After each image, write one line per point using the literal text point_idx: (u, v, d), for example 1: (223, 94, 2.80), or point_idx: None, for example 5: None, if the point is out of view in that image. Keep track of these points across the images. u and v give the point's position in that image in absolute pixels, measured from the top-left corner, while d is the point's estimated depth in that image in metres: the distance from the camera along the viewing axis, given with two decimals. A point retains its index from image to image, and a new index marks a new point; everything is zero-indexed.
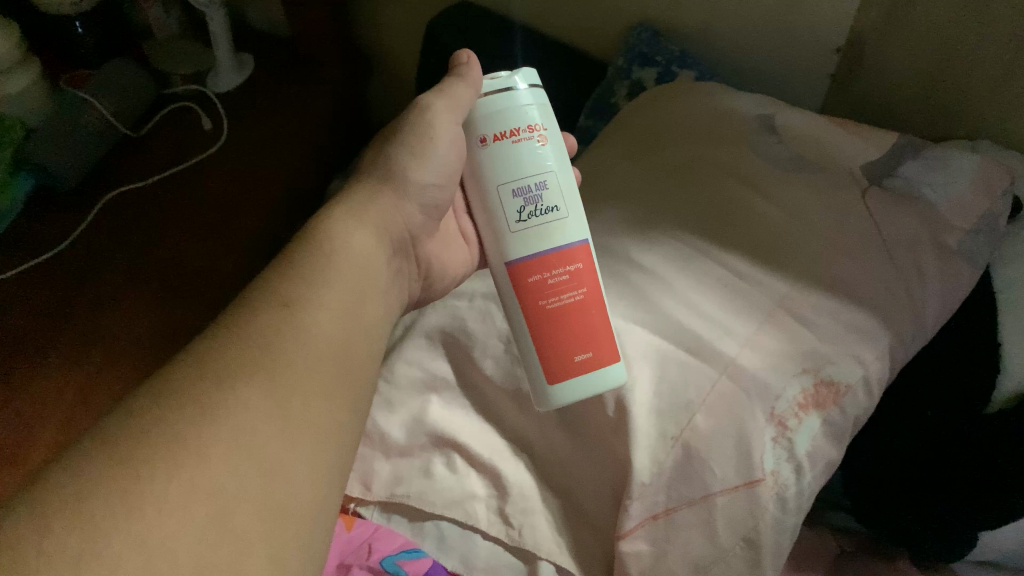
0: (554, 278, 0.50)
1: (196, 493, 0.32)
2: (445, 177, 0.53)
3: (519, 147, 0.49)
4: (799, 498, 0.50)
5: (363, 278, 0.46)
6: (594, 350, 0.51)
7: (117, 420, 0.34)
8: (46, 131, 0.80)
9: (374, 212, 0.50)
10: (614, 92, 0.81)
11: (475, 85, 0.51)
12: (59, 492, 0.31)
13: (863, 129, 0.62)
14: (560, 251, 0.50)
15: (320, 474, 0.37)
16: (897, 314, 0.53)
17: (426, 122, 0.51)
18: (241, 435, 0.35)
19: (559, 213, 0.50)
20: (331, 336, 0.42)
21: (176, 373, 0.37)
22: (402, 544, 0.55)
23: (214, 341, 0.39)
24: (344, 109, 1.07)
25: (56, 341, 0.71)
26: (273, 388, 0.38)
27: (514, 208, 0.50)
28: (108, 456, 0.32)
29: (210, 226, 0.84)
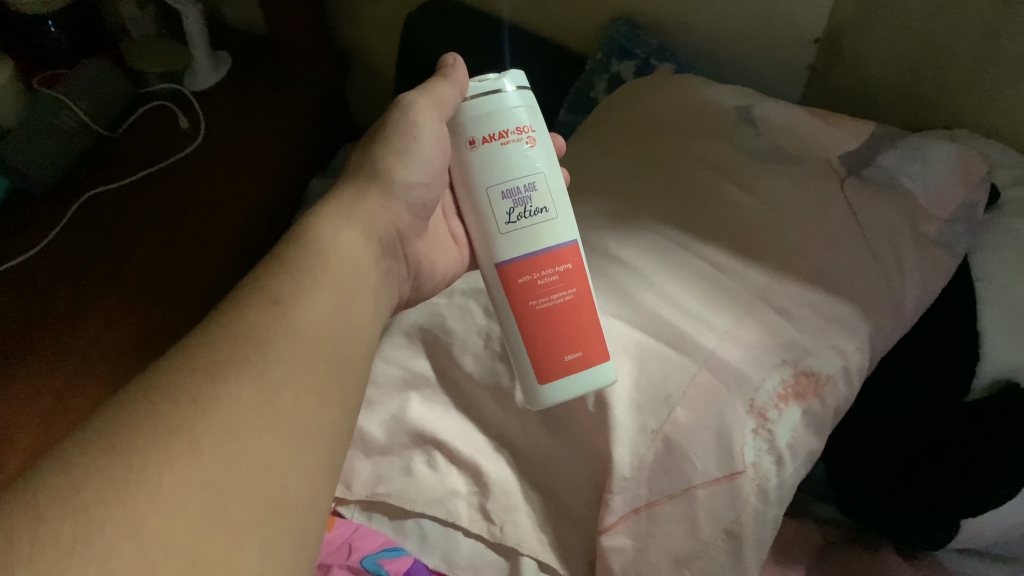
0: (544, 279, 0.50)
1: (188, 483, 0.32)
2: (431, 175, 0.51)
3: (508, 149, 0.49)
4: (780, 490, 0.50)
5: (355, 274, 0.46)
6: (584, 349, 0.51)
7: (108, 414, 0.34)
8: (21, 132, 0.79)
9: (362, 213, 0.49)
10: (593, 86, 0.80)
11: (459, 86, 0.50)
12: (48, 484, 0.30)
13: (841, 120, 0.62)
14: (547, 252, 0.50)
15: (313, 468, 0.36)
16: (878, 302, 0.54)
17: (409, 122, 0.49)
18: (233, 428, 0.34)
19: (548, 214, 0.50)
20: (322, 333, 0.41)
21: (168, 368, 0.36)
22: (383, 544, 0.55)
23: (206, 337, 0.39)
24: (324, 107, 1.06)
25: (33, 343, 0.70)
26: (264, 383, 0.37)
27: (503, 210, 0.49)
28: (99, 448, 0.32)
29: (190, 224, 0.83)
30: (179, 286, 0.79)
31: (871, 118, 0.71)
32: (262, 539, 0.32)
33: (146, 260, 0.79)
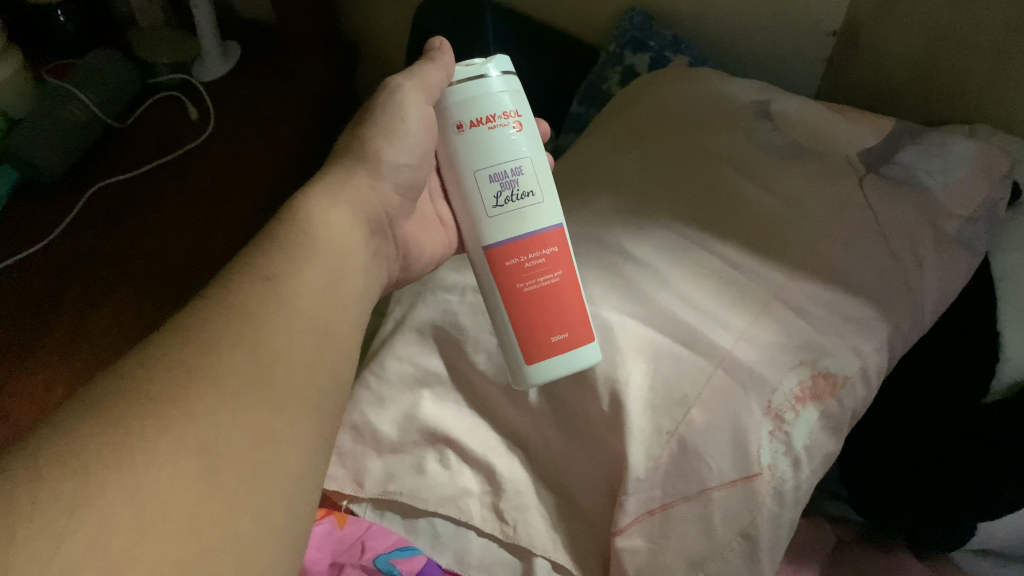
0: (531, 262, 0.50)
1: (186, 447, 0.32)
2: (419, 156, 0.51)
3: (494, 134, 0.48)
4: (797, 492, 0.49)
5: (347, 250, 0.45)
6: (571, 331, 0.50)
7: (104, 382, 0.33)
8: (28, 125, 0.78)
9: (351, 191, 0.48)
10: (606, 79, 0.79)
11: (446, 69, 0.50)
12: (50, 444, 0.30)
13: (859, 115, 0.61)
14: (534, 235, 0.50)
15: (306, 441, 0.36)
16: (896, 302, 0.53)
17: (396, 103, 0.49)
18: (227, 398, 0.34)
19: (535, 197, 0.50)
20: (315, 309, 0.41)
21: (163, 339, 0.36)
22: (396, 542, 0.55)
23: (198, 308, 0.38)
24: (333, 98, 1.06)
25: (41, 337, 0.70)
26: (258, 356, 0.37)
27: (491, 193, 0.49)
28: (97, 412, 0.32)
29: (199, 215, 0.83)
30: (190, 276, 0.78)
31: (888, 113, 0.69)
32: (257, 507, 0.32)
33: (155, 251, 0.78)
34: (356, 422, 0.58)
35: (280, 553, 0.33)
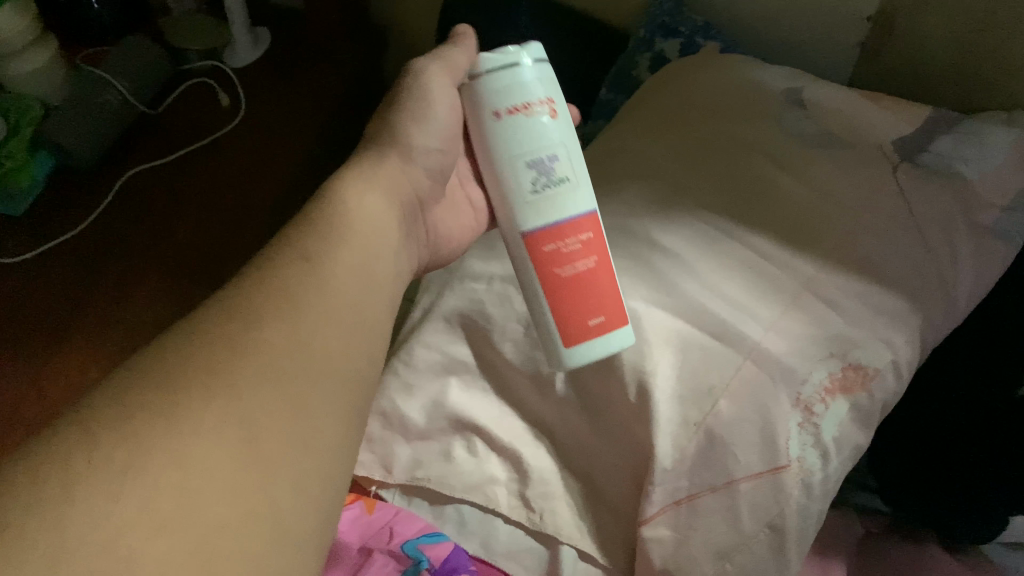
0: (567, 248, 0.48)
1: (229, 422, 0.33)
2: (446, 140, 0.51)
3: (530, 121, 0.47)
4: (825, 484, 0.49)
5: (384, 230, 0.45)
6: (606, 315, 0.49)
7: (152, 355, 0.35)
8: (67, 113, 0.79)
9: (384, 176, 0.48)
10: (635, 64, 0.78)
11: (468, 51, 0.52)
12: (105, 410, 0.32)
13: (895, 103, 0.59)
14: (571, 221, 0.48)
15: (343, 417, 0.38)
16: (928, 294, 0.52)
17: (422, 88, 0.50)
18: (267, 373, 0.35)
19: (570, 183, 0.48)
20: (350, 288, 0.41)
21: (206, 316, 0.37)
22: (422, 528, 0.56)
23: (241, 284, 0.39)
24: (362, 83, 1.06)
25: (77, 317, 0.72)
26: (297, 334, 0.37)
27: (527, 179, 0.47)
28: (147, 384, 0.33)
29: (227, 201, 0.83)
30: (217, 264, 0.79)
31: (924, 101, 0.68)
32: (296, 476, 0.34)
33: (186, 236, 0.79)
34: (386, 408, 0.58)
35: (316, 521, 0.34)
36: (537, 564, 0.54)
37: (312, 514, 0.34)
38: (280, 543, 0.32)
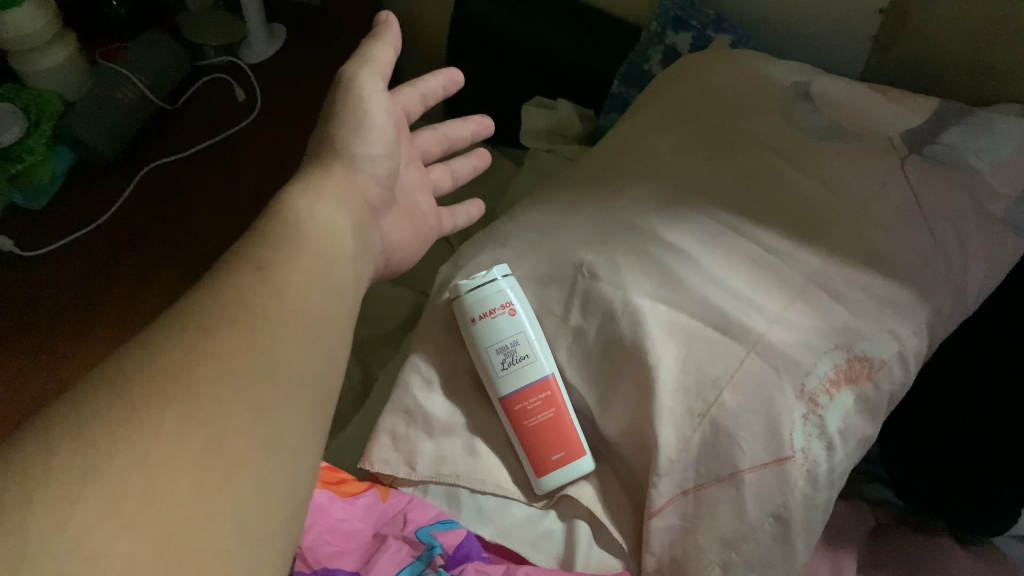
0: (530, 406, 0.56)
1: (190, 420, 0.33)
2: (387, 146, 0.53)
3: (497, 321, 0.57)
4: (831, 475, 0.50)
5: (337, 240, 0.46)
6: (566, 448, 0.55)
7: (112, 364, 0.35)
8: (85, 108, 0.80)
9: (334, 186, 0.49)
10: (647, 58, 0.78)
11: (391, 46, 0.53)
12: (64, 418, 0.32)
13: (903, 95, 0.59)
14: (531, 384, 0.56)
15: (303, 415, 0.38)
16: (936, 285, 0.52)
17: (357, 96, 0.51)
18: (226, 376, 0.36)
19: (531, 358, 0.56)
20: (306, 295, 0.42)
21: (162, 326, 0.37)
22: (436, 515, 0.54)
23: (192, 297, 0.39)
24: None
25: (98, 312, 0.72)
26: (255, 336, 0.38)
27: (497, 361, 0.57)
28: (108, 389, 0.33)
29: (241, 193, 0.83)
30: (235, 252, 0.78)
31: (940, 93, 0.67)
32: (261, 476, 0.34)
33: (204, 229, 0.79)
34: (409, 404, 0.58)
35: (282, 519, 0.34)
36: (550, 552, 0.54)
37: (275, 507, 0.34)
38: (245, 533, 0.32)
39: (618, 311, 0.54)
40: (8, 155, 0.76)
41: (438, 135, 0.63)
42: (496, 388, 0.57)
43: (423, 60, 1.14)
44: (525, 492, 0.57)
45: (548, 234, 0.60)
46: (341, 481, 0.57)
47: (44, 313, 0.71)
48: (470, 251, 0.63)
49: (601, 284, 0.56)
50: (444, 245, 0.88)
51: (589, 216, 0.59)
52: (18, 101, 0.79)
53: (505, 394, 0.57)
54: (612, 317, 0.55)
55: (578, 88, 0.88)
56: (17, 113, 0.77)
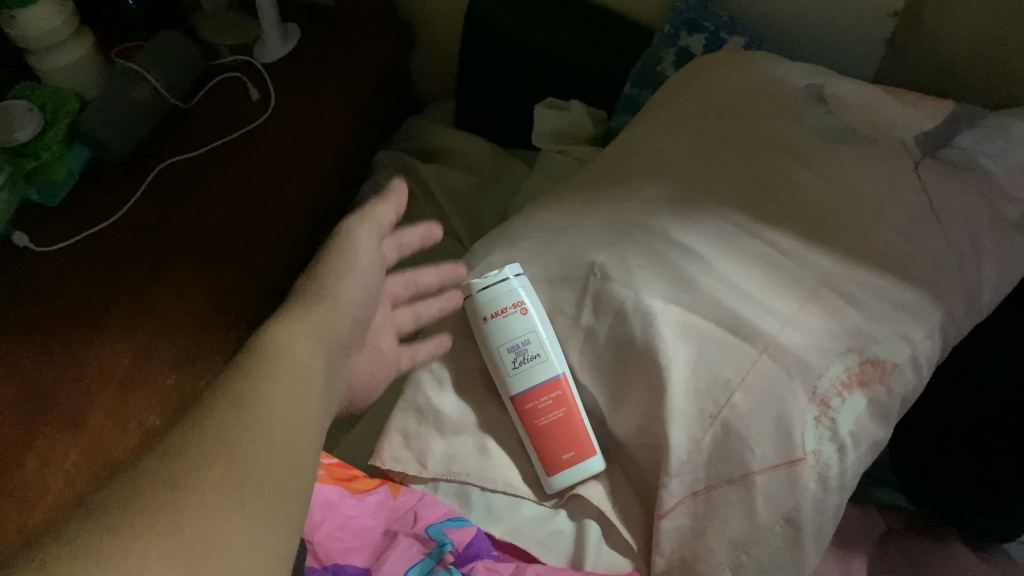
0: (540, 405, 0.56)
1: (167, 551, 0.35)
2: (364, 288, 0.54)
3: (508, 320, 0.57)
4: (842, 478, 0.49)
5: (311, 367, 0.47)
6: (576, 448, 0.55)
7: (98, 503, 0.37)
8: (100, 105, 0.81)
9: (313, 316, 0.50)
10: (660, 59, 0.78)
11: (393, 207, 0.58)
12: (54, 558, 0.34)
13: (916, 98, 0.59)
14: (541, 382, 0.56)
15: (277, 540, 0.39)
16: (948, 288, 0.52)
17: (350, 244, 0.55)
18: (206, 509, 0.37)
19: (542, 357, 0.57)
20: (282, 424, 0.43)
21: (146, 462, 0.39)
22: (446, 513, 0.54)
23: (176, 433, 0.41)
24: (393, 77, 1.07)
25: (108, 315, 0.71)
26: (231, 469, 0.39)
27: (508, 360, 0.57)
28: (96, 527, 0.35)
29: (254, 190, 0.83)
30: (248, 251, 0.78)
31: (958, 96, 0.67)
32: None
33: (217, 225, 0.79)
34: (420, 402, 0.58)
35: None
36: (560, 552, 0.54)
37: None
38: None
39: (629, 312, 0.54)
40: (24, 152, 0.77)
41: (405, 278, 0.61)
42: (507, 387, 0.58)
43: (435, 59, 1.14)
44: (535, 490, 0.57)
45: (560, 234, 0.60)
46: (351, 478, 0.57)
47: (58, 309, 0.71)
48: (482, 251, 0.63)
49: (612, 285, 0.56)
50: (455, 244, 0.88)
51: (601, 216, 0.59)
52: (35, 98, 0.80)
53: (516, 394, 0.57)
54: (623, 317, 0.55)
55: (590, 89, 0.88)
56: (34, 111, 0.77)
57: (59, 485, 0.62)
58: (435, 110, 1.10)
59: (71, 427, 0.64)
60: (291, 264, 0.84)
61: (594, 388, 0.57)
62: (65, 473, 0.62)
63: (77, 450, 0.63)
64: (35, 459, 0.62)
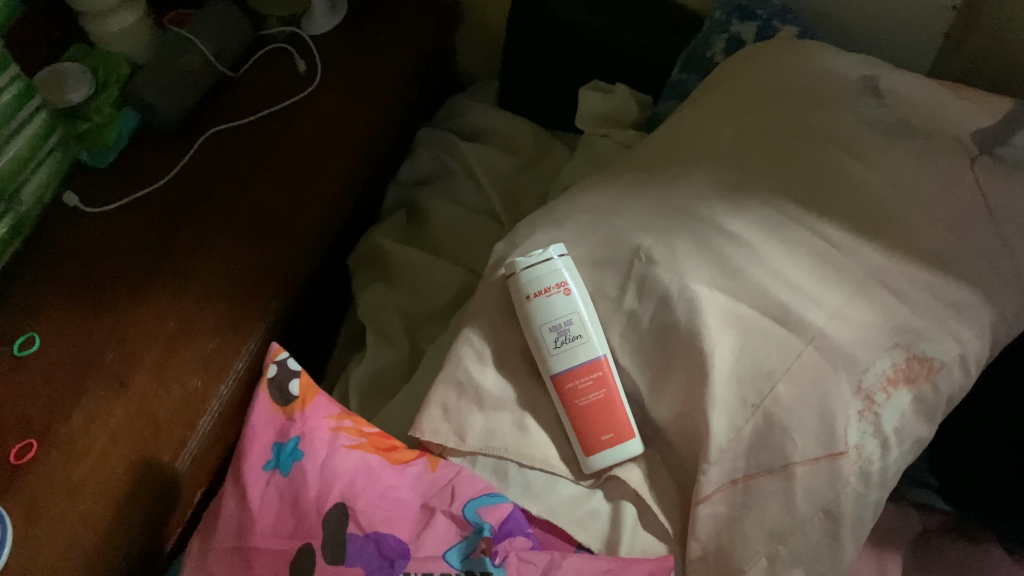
0: (580, 386, 0.56)
1: None
2: None
3: (552, 300, 0.57)
4: (883, 474, 0.50)
5: None
6: (614, 430, 0.56)
7: None
8: (149, 72, 0.81)
9: None
10: (710, 46, 0.77)
11: None
12: None
13: (974, 94, 0.58)
14: (582, 364, 0.57)
15: None
16: (999, 289, 0.52)
17: None
18: None
19: (584, 339, 0.57)
20: None
21: None
22: (483, 488, 0.55)
23: None
24: (438, 56, 1.06)
25: (155, 274, 0.72)
26: None
27: (550, 339, 0.57)
28: None
29: (299, 159, 0.83)
30: (291, 222, 0.79)
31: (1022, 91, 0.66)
32: None
33: (262, 195, 0.80)
34: (461, 377, 0.59)
35: None
36: (595, 533, 0.55)
37: None
38: None
39: (674, 297, 0.54)
40: (75, 115, 0.78)
41: None
42: (547, 365, 0.58)
43: (478, 35, 1.14)
44: (572, 470, 0.58)
45: (607, 217, 0.60)
46: (391, 448, 0.57)
47: (107, 269, 0.72)
48: (526, 231, 0.63)
49: (657, 270, 0.56)
50: (494, 225, 0.88)
51: (649, 200, 0.59)
52: (89, 62, 0.81)
53: (556, 372, 0.57)
54: (668, 302, 0.55)
55: (637, 73, 0.87)
56: (86, 74, 0.79)
57: (101, 441, 0.63)
58: (477, 87, 1.10)
59: (115, 386, 0.65)
60: (333, 238, 0.85)
61: (635, 372, 0.57)
62: (108, 432, 0.63)
63: (121, 408, 0.64)
64: (80, 417, 0.64)
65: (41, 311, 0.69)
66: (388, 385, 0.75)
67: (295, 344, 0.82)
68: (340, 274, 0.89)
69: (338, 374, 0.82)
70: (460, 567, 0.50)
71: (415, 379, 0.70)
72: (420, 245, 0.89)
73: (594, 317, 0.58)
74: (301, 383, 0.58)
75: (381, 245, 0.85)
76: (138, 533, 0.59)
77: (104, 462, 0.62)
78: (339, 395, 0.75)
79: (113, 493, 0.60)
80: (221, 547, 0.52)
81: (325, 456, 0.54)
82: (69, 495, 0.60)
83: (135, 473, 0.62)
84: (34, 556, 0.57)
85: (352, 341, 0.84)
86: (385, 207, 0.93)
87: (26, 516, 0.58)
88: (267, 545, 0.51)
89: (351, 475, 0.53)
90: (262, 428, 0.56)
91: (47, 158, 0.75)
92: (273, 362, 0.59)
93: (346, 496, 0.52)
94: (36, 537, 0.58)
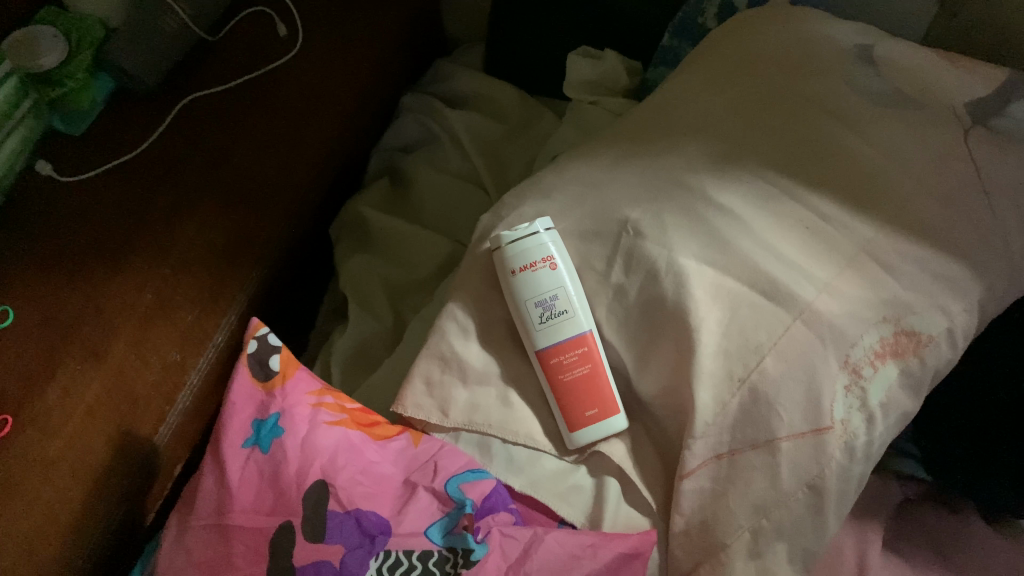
0: (566, 361, 0.56)
1: None
2: None
3: (537, 274, 0.56)
4: (868, 447, 0.49)
5: None
6: (600, 405, 0.55)
7: None
8: (124, 35, 0.79)
9: None
10: (702, 11, 0.75)
11: None
12: None
13: (968, 61, 0.57)
14: (568, 339, 0.56)
15: None
16: (990, 262, 0.52)
17: None
18: None
19: (570, 314, 0.56)
20: None
21: None
22: (467, 464, 0.54)
23: None
24: (422, 20, 1.04)
25: (133, 243, 0.70)
26: None
27: (535, 314, 0.56)
28: None
29: (282, 126, 0.81)
30: (275, 191, 0.77)
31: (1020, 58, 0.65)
32: None
33: (244, 161, 0.78)
34: (445, 352, 0.58)
35: None
36: (579, 508, 0.54)
37: None
38: None
39: (662, 270, 0.53)
40: (48, 79, 0.75)
41: None
42: (532, 341, 0.57)
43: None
44: (557, 446, 0.57)
45: (595, 188, 0.59)
46: (372, 423, 0.57)
47: (83, 237, 0.70)
48: (513, 203, 0.62)
49: (645, 243, 0.54)
50: (481, 194, 0.87)
51: (638, 171, 0.58)
52: (60, 25, 0.78)
53: (541, 347, 0.56)
54: (656, 276, 0.54)
55: (629, 38, 0.85)
56: (59, 37, 0.76)
57: (81, 415, 0.61)
58: (463, 52, 1.07)
59: (92, 357, 0.63)
60: (315, 206, 0.83)
61: (620, 347, 0.57)
62: (87, 405, 0.61)
63: (99, 380, 0.63)
64: (58, 389, 0.61)
65: (13, 281, 0.67)
66: (371, 357, 0.74)
67: (276, 315, 0.80)
68: (324, 243, 0.88)
69: (320, 345, 0.81)
70: (441, 543, 0.50)
71: (399, 351, 0.69)
72: (405, 214, 0.88)
73: (580, 291, 0.57)
74: (282, 358, 0.57)
75: (366, 214, 0.84)
76: (117, 506, 0.60)
77: (84, 435, 0.60)
78: (322, 366, 0.74)
79: (93, 469, 0.60)
80: (201, 523, 0.51)
81: (306, 432, 0.53)
82: (47, 469, 0.58)
83: (114, 446, 0.61)
84: (8, 536, 0.55)
85: (334, 311, 0.83)
86: (369, 174, 0.92)
87: (3, 491, 0.56)
88: (246, 522, 0.50)
89: (333, 451, 0.52)
90: (242, 403, 0.55)
91: (20, 125, 0.73)
92: (252, 336, 0.58)
93: (326, 472, 0.51)
94: (12, 514, 0.56)
